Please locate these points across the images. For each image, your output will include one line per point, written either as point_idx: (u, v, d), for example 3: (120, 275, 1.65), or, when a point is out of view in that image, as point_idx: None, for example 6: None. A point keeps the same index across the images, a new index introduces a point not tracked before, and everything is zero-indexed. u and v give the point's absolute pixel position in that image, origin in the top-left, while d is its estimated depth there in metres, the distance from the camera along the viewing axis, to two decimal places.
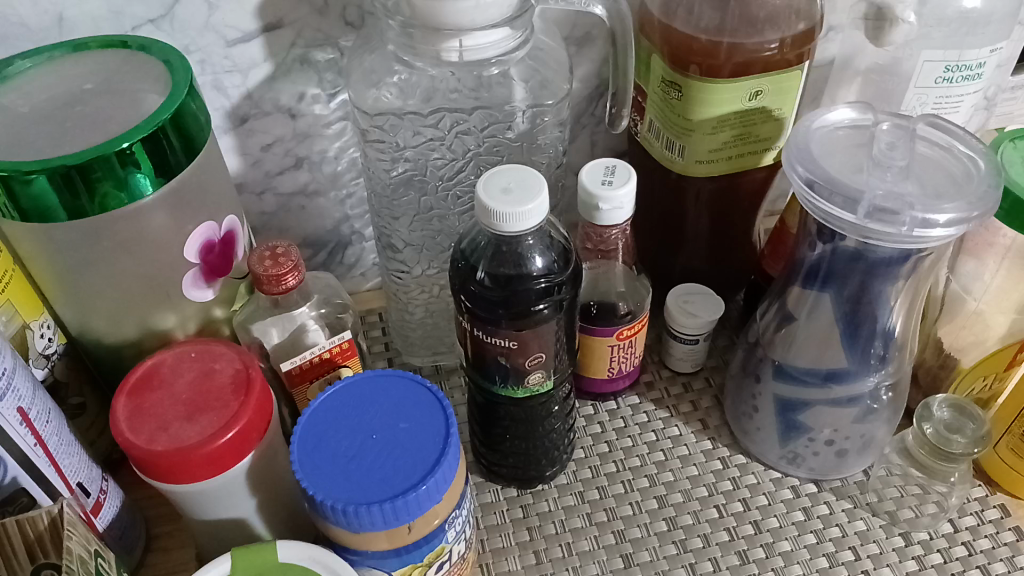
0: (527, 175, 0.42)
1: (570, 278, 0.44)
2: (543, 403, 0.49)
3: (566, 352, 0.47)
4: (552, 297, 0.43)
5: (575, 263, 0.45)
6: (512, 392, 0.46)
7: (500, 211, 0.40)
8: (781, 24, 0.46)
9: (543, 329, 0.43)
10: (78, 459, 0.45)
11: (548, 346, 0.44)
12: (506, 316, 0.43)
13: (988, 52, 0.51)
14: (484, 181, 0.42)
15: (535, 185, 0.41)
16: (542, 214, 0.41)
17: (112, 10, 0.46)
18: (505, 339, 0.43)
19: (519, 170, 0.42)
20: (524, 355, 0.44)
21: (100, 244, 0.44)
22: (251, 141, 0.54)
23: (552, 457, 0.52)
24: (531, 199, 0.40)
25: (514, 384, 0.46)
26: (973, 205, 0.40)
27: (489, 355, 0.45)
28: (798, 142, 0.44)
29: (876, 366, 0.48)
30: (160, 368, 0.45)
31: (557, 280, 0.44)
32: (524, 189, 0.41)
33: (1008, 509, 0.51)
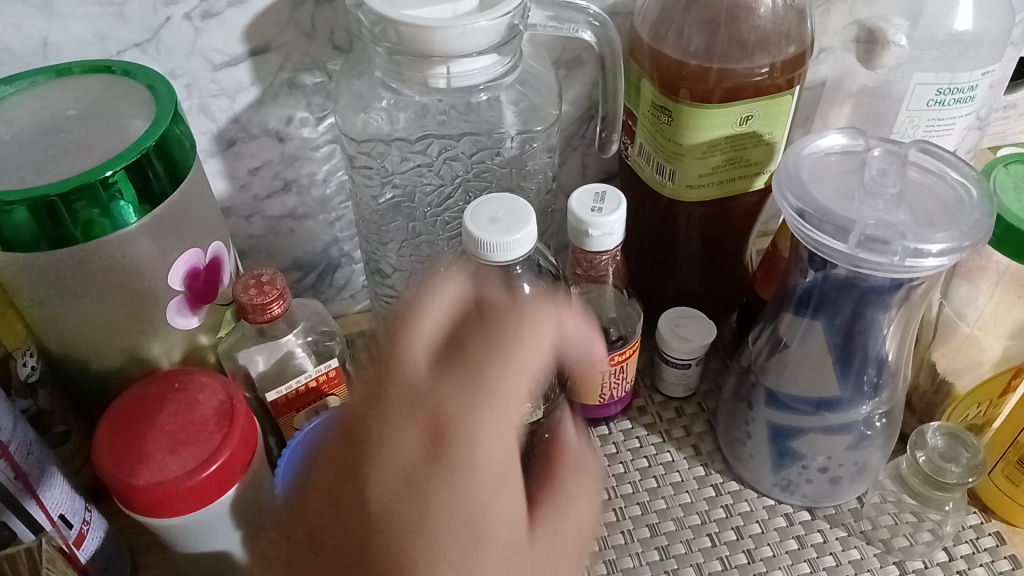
0: (514, 204, 0.42)
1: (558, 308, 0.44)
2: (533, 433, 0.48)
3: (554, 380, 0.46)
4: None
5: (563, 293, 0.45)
6: None
7: (492, 239, 0.40)
8: (772, 49, 0.46)
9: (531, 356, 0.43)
10: (61, 490, 0.44)
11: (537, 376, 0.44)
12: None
13: (980, 75, 0.51)
14: (471, 210, 0.42)
15: (522, 214, 0.41)
16: (532, 243, 0.41)
17: (98, 34, 0.46)
18: None
19: (505, 199, 0.42)
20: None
21: (84, 275, 0.43)
22: (239, 164, 0.54)
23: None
24: (519, 227, 0.40)
25: None
26: (965, 234, 0.40)
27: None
28: (789, 168, 0.44)
29: (868, 394, 0.48)
30: (143, 399, 0.44)
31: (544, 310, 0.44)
32: (512, 218, 0.41)
33: (1004, 536, 0.51)
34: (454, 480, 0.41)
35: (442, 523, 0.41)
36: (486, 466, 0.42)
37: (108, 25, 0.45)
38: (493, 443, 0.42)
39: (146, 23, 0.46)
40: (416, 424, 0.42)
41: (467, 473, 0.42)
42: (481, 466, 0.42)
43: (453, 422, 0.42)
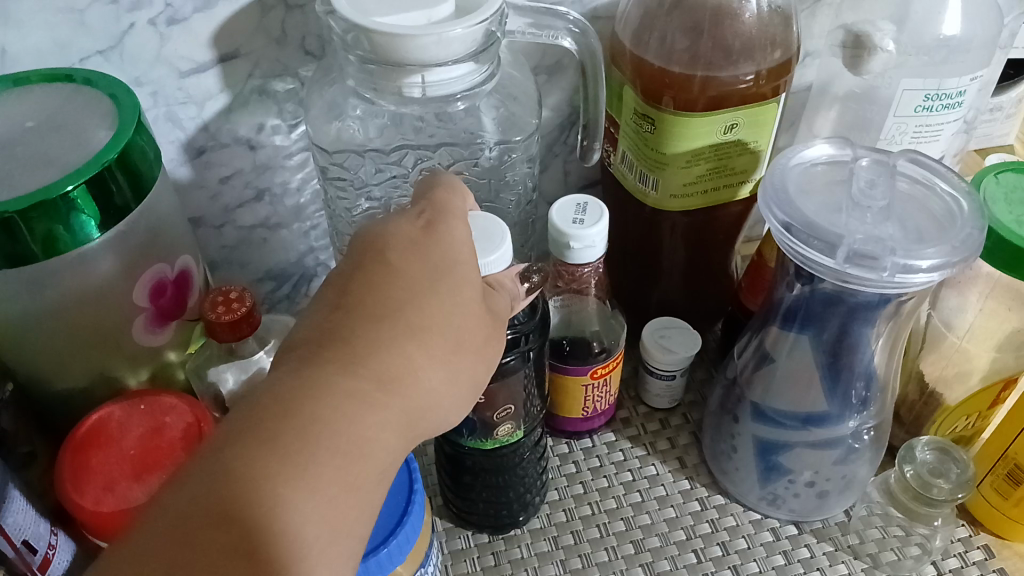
0: (488, 223, 0.40)
1: (540, 330, 0.43)
2: (514, 452, 0.47)
3: (535, 403, 0.46)
4: (516, 352, 0.42)
5: (544, 320, 0.44)
6: (481, 443, 0.45)
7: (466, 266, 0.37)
8: (757, 55, 0.45)
9: (512, 379, 0.42)
10: (24, 514, 0.41)
11: (517, 396, 0.43)
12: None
13: (968, 80, 0.50)
14: None
15: (493, 233, 0.39)
16: (507, 259, 0.39)
17: (57, 41, 0.43)
18: None
19: (480, 217, 0.40)
20: (494, 408, 0.43)
21: (44, 296, 0.42)
22: (209, 174, 0.52)
23: (521, 508, 0.51)
24: (495, 249, 0.38)
25: (482, 436, 0.44)
26: (955, 249, 0.39)
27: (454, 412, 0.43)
28: (775, 180, 0.43)
29: (857, 407, 0.46)
30: (108, 422, 0.42)
31: (530, 330, 0.42)
32: (484, 239, 0.39)
33: (993, 550, 0.50)
34: (421, 327, 0.34)
35: (393, 371, 0.32)
36: (448, 318, 0.35)
37: (68, 32, 0.43)
38: (462, 305, 0.35)
39: (109, 31, 0.43)
40: (380, 286, 0.34)
41: (431, 310, 0.34)
42: (447, 304, 0.35)
43: (424, 284, 0.35)
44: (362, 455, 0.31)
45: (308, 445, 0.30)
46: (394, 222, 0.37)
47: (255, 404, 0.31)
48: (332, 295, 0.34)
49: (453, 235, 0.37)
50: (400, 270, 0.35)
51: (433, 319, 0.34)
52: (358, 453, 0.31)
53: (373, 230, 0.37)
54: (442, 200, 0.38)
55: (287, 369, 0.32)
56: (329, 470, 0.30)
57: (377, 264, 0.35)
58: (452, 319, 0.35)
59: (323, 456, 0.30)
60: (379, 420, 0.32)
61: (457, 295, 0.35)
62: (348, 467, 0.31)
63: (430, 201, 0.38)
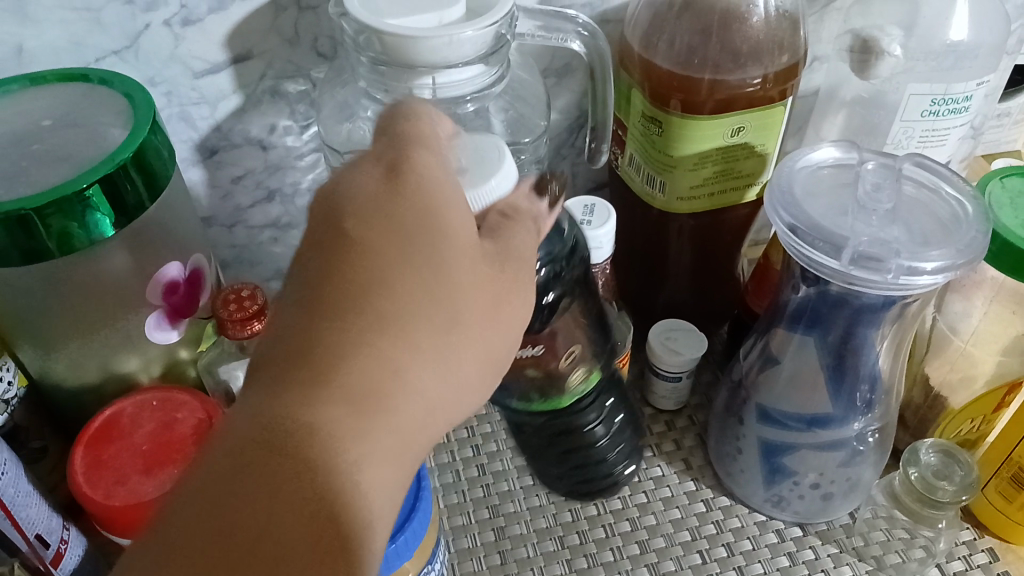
0: (483, 148, 0.38)
1: (573, 252, 0.44)
2: (580, 407, 0.48)
3: (598, 342, 0.47)
4: (557, 286, 0.42)
5: (578, 244, 0.44)
6: (555, 402, 0.46)
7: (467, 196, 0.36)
8: (764, 59, 0.45)
9: (564, 318, 0.44)
10: (37, 509, 0.42)
11: (577, 337, 0.45)
12: (539, 318, 0.42)
13: (975, 86, 0.50)
14: None
15: (493, 159, 0.38)
16: (511, 182, 0.38)
17: (74, 41, 0.44)
18: (533, 347, 0.43)
19: (474, 141, 0.39)
20: (557, 356, 0.44)
21: (59, 291, 0.43)
22: (221, 173, 0.52)
23: (602, 467, 0.52)
24: (492, 176, 0.37)
25: (557, 393, 0.46)
26: (960, 252, 0.39)
27: (520, 375, 0.44)
28: (781, 183, 0.43)
29: (862, 409, 0.47)
30: (120, 418, 0.43)
31: (563, 258, 0.43)
32: (478, 166, 0.37)
33: (997, 553, 0.50)
34: (405, 301, 0.30)
35: (392, 350, 0.30)
36: (443, 278, 0.32)
37: (85, 32, 0.44)
38: (457, 259, 0.32)
39: (124, 30, 0.44)
40: (353, 254, 0.31)
41: (421, 274, 0.31)
42: (439, 263, 0.32)
43: (397, 248, 0.31)
44: (393, 436, 0.29)
45: (320, 433, 0.28)
46: (355, 176, 0.33)
47: (245, 427, 0.28)
48: (296, 287, 0.31)
49: (421, 177, 0.33)
50: (368, 234, 0.31)
51: (421, 288, 0.31)
52: (378, 433, 0.29)
53: (332, 190, 0.33)
54: (413, 130, 0.35)
55: (268, 365, 0.30)
56: (358, 455, 0.28)
57: (339, 231, 0.32)
58: (448, 279, 0.32)
59: (344, 443, 0.28)
60: (395, 399, 0.29)
61: (448, 251, 0.32)
62: (379, 448, 0.29)
63: (397, 137, 0.35)
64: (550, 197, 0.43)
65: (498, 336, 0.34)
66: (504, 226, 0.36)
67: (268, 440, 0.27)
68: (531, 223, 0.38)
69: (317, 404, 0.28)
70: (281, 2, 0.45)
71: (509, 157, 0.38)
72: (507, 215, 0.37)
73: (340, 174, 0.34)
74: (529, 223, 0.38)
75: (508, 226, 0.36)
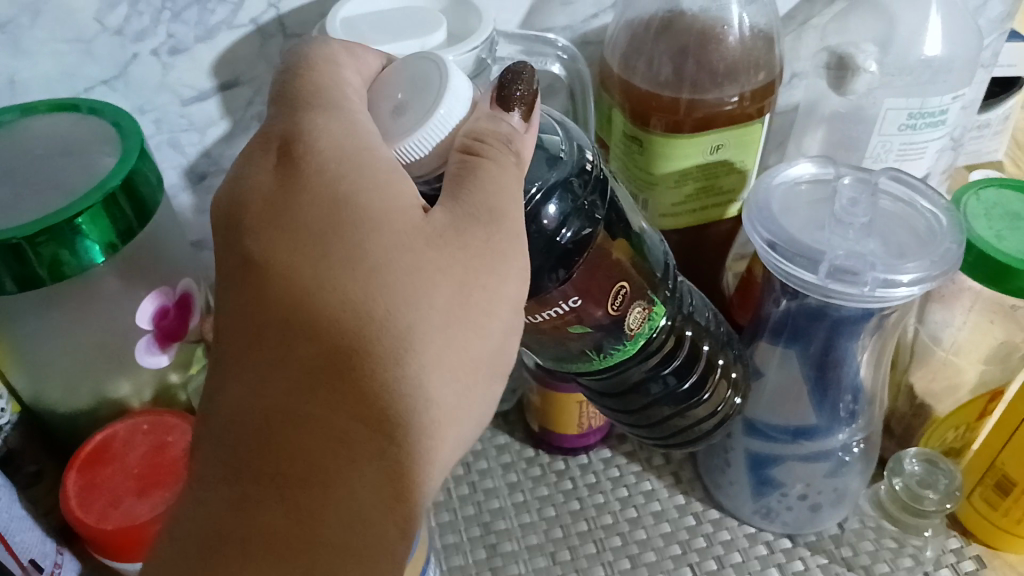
0: (423, 73, 0.33)
1: (581, 174, 0.37)
2: (641, 359, 0.44)
3: (651, 271, 0.41)
4: (574, 222, 0.36)
5: (591, 169, 0.38)
6: (625, 352, 0.41)
7: (415, 136, 0.32)
8: (741, 79, 0.46)
9: (595, 253, 0.37)
10: (31, 534, 0.42)
11: (629, 271, 0.39)
12: (562, 271, 0.36)
13: (950, 99, 0.51)
14: (377, 104, 0.34)
15: (434, 81, 0.33)
16: (464, 102, 0.33)
17: (64, 72, 0.45)
18: (575, 296, 0.37)
19: (414, 68, 0.34)
20: (602, 303, 0.38)
21: (52, 315, 0.43)
22: (211, 198, 0.53)
23: (700, 428, 0.49)
24: (438, 98, 0.32)
25: (626, 340, 0.41)
26: (935, 264, 0.40)
27: (566, 333, 0.39)
28: (760, 198, 0.44)
29: (845, 420, 0.48)
30: (112, 441, 0.44)
31: (568, 185, 0.36)
32: (419, 95, 0.33)
33: (985, 560, 0.50)
34: (325, 312, 0.29)
35: (334, 356, 0.29)
36: (378, 273, 0.29)
37: (75, 62, 0.44)
38: (391, 245, 0.29)
39: (114, 60, 0.45)
40: (269, 274, 0.30)
41: (350, 276, 0.29)
42: (365, 258, 0.29)
43: (309, 256, 0.30)
44: (414, 435, 0.29)
45: (318, 451, 0.29)
46: (250, 174, 0.32)
47: (216, 468, 0.30)
48: (228, 318, 0.31)
49: (317, 158, 0.31)
50: (276, 250, 0.30)
51: (337, 292, 0.29)
52: (335, 439, 0.29)
53: (233, 190, 0.32)
54: (314, 88, 0.34)
55: (231, 396, 0.30)
56: (371, 459, 0.29)
57: (242, 247, 0.31)
58: (384, 274, 0.29)
59: (348, 454, 0.29)
60: (387, 405, 0.29)
61: (376, 242, 0.29)
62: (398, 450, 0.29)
63: (294, 101, 0.34)
64: (522, 104, 0.34)
65: (482, 303, 0.30)
66: (472, 167, 0.31)
67: (266, 470, 0.29)
68: (508, 154, 0.32)
69: (294, 426, 0.29)
70: (267, 30, 0.46)
71: (454, 72, 0.33)
72: (472, 152, 0.31)
73: (239, 169, 0.33)
74: (505, 153, 0.32)
75: (476, 161, 0.31)
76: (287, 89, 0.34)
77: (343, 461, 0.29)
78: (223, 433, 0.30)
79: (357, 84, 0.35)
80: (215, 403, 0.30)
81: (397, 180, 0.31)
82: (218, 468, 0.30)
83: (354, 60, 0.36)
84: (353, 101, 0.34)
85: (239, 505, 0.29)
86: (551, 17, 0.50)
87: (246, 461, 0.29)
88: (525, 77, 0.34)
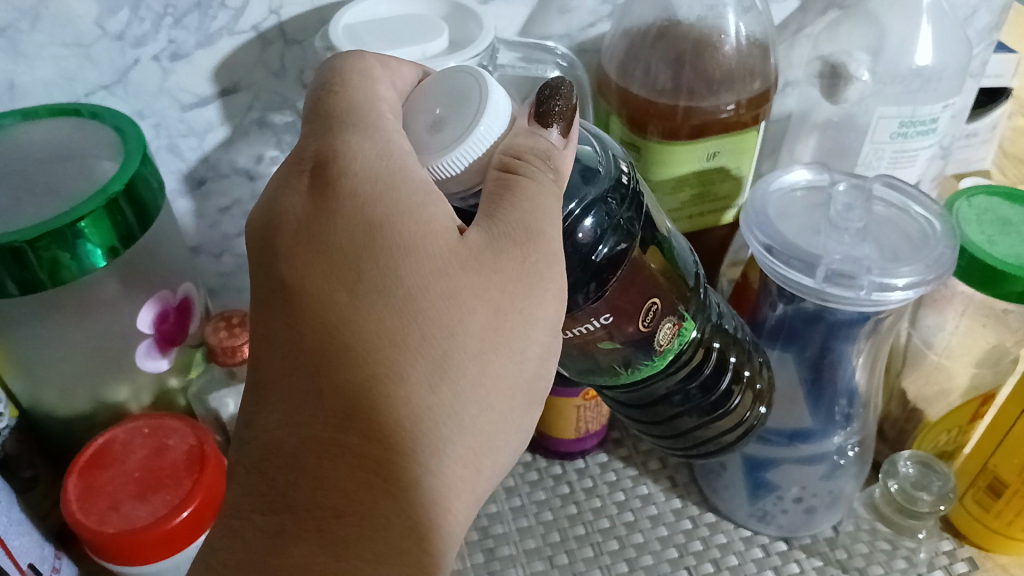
0: (460, 81, 0.34)
1: (617, 189, 0.37)
2: (668, 372, 0.44)
3: (680, 284, 0.42)
4: (610, 237, 0.37)
5: (627, 184, 0.38)
6: (652, 367, 0.42)
7: (454, 152, 0.32)
8: (737, 86, 0.47)
9: (628, 269, 0.38)
10: (29, 538, 0.42)
11: (659, 286, 0.40)
12: (595, 288, 0.37)
13: (941, 108, 0.52)
14: (414, 112, 0.35)
15: (474, 96, 0.33)
16: (504, 118, 0.33)
17: (64, 76, 0.45)
18: (604, 314, 0.38)
19: (451, 76, 0.35)
20: (632, 319, 0.39)
21: (52, 319, 0.43)
22: (209, 203, 0.53)
23: (723, 440, 0.49)
24: (479, 113, 0.32)
25: (655, 355, 0.41)
26: (930, 268, 0.40)
27: (595, 348, 0.40)
28: (756, 204, 0.45)
29: (841, 424, 0.49)
30: (112, 445, 0.44)
31: (604, 201, 0.37)
32: (454, 105, 0.33)
33: (976, 562, 0.51)
34: (361, 341, 0.30)
35: (371, 385, 0.30)
36: (414, 301, 0.30)
37: (75, 67, 0.44)
38: (427, 272, 0.30)
39: (114, 65, 0.45)
40: (305, 301, 0.31)
41: (387, 305, 0.30)
42: (401, 286, 0.30)
43: (345, 284, 0.30)
44: (450, 461, 0.30)
45: (356, 478, 0.29)
46: (282, 198, 0.32)
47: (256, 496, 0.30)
48: (265, 342, 0.32)
49: (351, 181, 0.31)
50: (311, 279, 0.31)
51: (372, 323, 0.30)
52: (370, 469, 0.29)
53: (268, 213, 0.33)
54: (343, 103, 0.34)
55: (269, 423, 0.31)
56: (410, 487, 0.29)
57: (276, 270, 0.31)
58: (421, 302, 0.30)
59: (385, 482, 0.29)
60: (423, 433, 0.30)
61: (412, 268, 0.30)
62: (434, 478, 0.30)
63: (328, 119, 0.34)
64: (561, 120, 0.34)
65: (518, 328, 0.31)
66: (510, 185, 0.31)
67: (303, 499, 0.30)
68: (546, 170, 0.32)
69: (334, 453, 0.30)
70: (267, 36, 0.46)
71: (493, 86, 0.33)
72: (509, 170, 0.32)
73: (273, 191, 0.33)
74: (542, 169, 0.32)
75: (513, 179, 0.32)
76: (322, 106, 0.35)
77: (381, 489, 0.29)
78: (261, 462, 0.30)
79: (392, 99, 0.35)
80: (251, 431, 0.31)
81: (432, 202, 0.31)
82: (255, 497, 0.30)
83: (388, 71, 0.37)
84: (389, 119, 0.34)
85: (277, 537, 0.30)
86: (549, 24, 0.50)
87: (285, 489, 0.30)
88: (564, 92, 0.35)
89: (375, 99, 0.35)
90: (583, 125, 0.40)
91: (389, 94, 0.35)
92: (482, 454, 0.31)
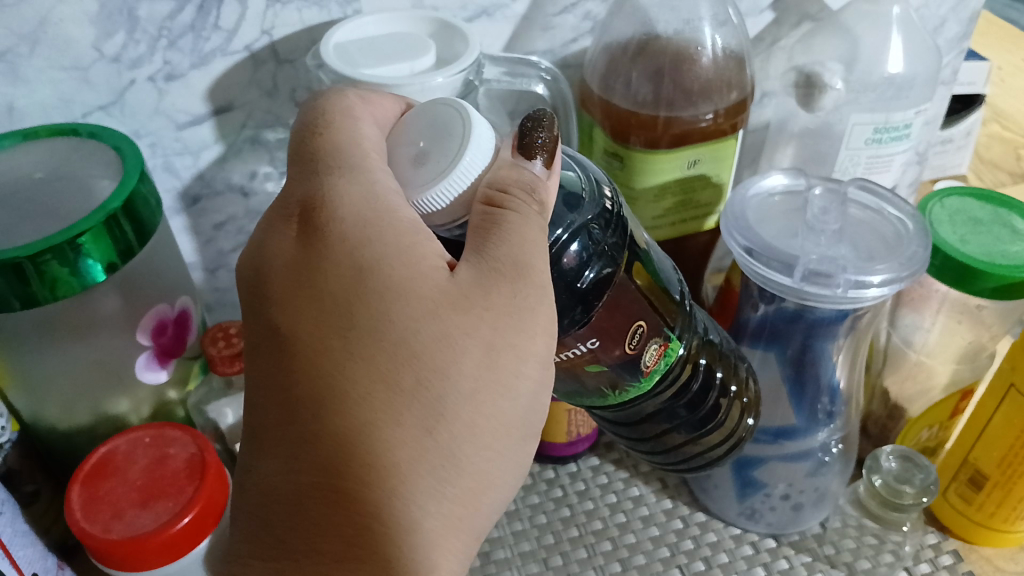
0: (440, 109, 0.36)
1: (600, 216, 0.39)
2: (658, 391, 0.45)
3: (665, 305, 0.43)
4: (595, 263, 0.38)
5: (610, 209, 0.40)
6: (640, 386, 0.43)
7: (437, 189, 0.33)
8: (714, 97, 0.49)
9: (616, 292, 0.39)
10: (33, 550, 0.43)
11: (645, 311, 0.41)
12: (581, 312, 0.38)
13: (913, 114, 0.54)
14: (401, 137, 0.36)
15: (456, 130, 0.34)
16: (486, 152, 0.35)
17: (61, 98, 0.46)
18: (588, 339, 0.39)
19: (432, 107, 0.36)
20: (619, 342, 0.40)
21: (55, 333, 0.45)
22: (204, 220, 0.55)
23: (710, 454, 0.50)
24: (464, 146, 0.34)
25: (642, 377, 0.42)
26: (904, 265, 0.42)
27: (582, 370, 0.41)
28: (735, 209, 0.46)
29: (824, 421, 0.50)
30: (114, 456, 0.45)
31: (589, 228, 0.38)
32: (437, 134, 0.35)
33: (961, 554, 0.52)
34: (356, 388, 0.31)
35: (366, 432, 0.30)
36: (407, 344, 0.31)
37: (72, 89, 0.46)
38: (418, 314, 0.31)
39: (111, 87, 0.46)
40: (297, 348, 0.32)
41: (379, 349, 0.31)
42: (392, 330, 0.31)
43: (336, 329, 0.31)
44: (447, 503, 0.31)
45: (353, 524, 0.30)
46: (272, 246, 0.34)
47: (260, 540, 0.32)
48: (263, 393, 0.33)
49: (338, 227, 0.33)
50: (303, 326, 0.32)
51: (365, 370, 0.31)
52: (368, 515, 0.30)
53: (256, 260, 0.34)
54: (327, 145, 0.36)
55: (267, 471, 0.32)
56: (409, 530, 0.30)
57: (272, 322, 0.33)
58: (414, 345, 0.31)
59: (382, 527, 0.30)
60: (421, 474, 0.30)
61: (403, 312, 0.31)
62: (434, 518, 0.30)
63: (312, 162, 0.36)
64: (544, 152, 0.36)
65: (511, 365, 0.32)
66: (497, 220, 0.33)
67: (302, 544, 0.31)
68: (531, 203, 0.34)
69: (330, 498, 0.30)
70: (259, 56, 0.48)
71: (476, 120, 0.35)
72: (494, 204, 0.33)
73: (261, 237, 0.35)
74: (528, 203, 0.34)
75: (499, 213, 0.33)
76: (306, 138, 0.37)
77: (380, 534, 0.30)
78: (261, 508, 0.32)
79: (373, 132, 0.37)
80: (252, 477, 0.32)
81: (419, 244, 0.32)
82: (257, 543, 0.32)
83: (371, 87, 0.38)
84: (373, 158, 0.35)
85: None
86: (532, 41, 0.52)
87: (286, 537, 0.31)
88: (547, 123, 0.36)
89: (358, 134, 0.36)
90: (565, 151, 0.42)
91: (368, 126, 0.37)
92: (480, 492, 0.32)
